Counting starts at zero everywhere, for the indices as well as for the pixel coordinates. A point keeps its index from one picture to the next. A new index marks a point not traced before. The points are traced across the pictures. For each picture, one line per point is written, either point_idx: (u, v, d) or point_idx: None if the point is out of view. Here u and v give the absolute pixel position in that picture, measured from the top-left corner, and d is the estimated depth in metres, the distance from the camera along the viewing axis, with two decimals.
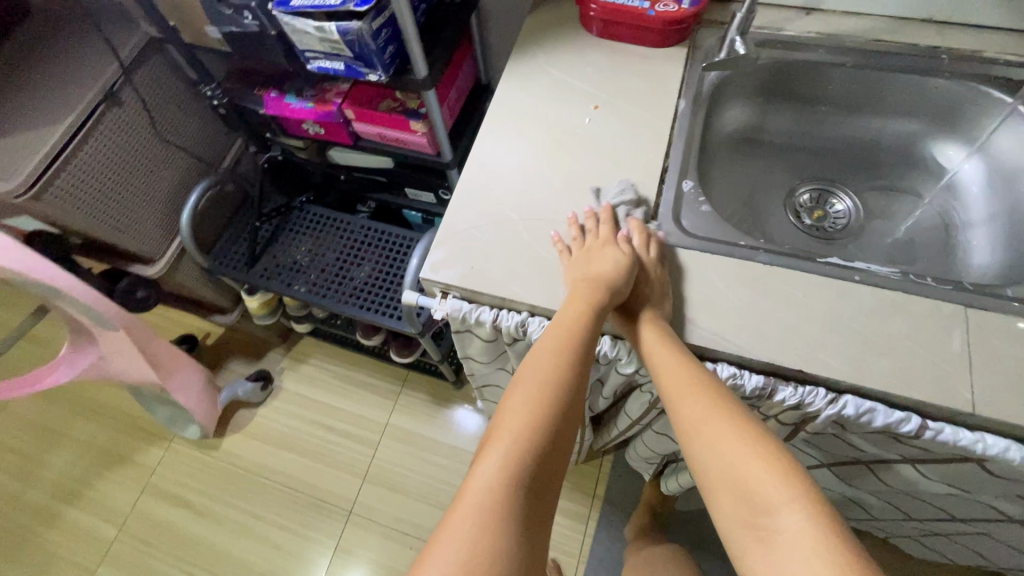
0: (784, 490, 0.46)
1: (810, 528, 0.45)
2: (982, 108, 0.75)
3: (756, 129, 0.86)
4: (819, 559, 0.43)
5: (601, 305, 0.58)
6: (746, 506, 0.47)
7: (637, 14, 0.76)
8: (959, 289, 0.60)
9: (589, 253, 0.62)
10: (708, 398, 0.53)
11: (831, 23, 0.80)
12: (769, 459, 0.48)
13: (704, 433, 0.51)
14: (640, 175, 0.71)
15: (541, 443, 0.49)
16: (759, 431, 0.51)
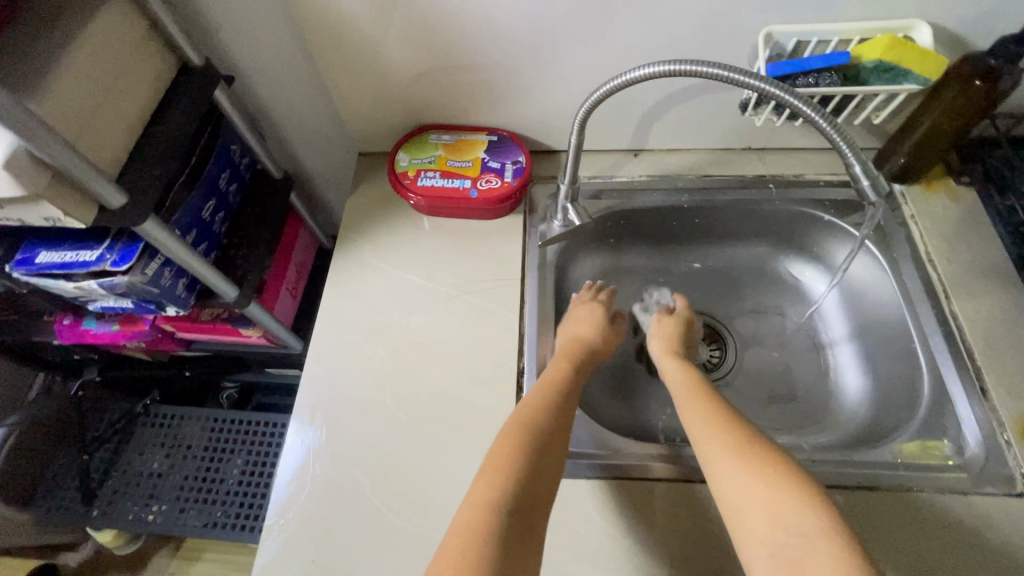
0: (785, 496, 0.43)
1: (833, 548, 0.39)
2: (815, 227, 0.75)
3: (615, 270, 0.82)
4: (827, 557, 0.39)
5: (586, 347, 0.63)
6: (774, 531, 0.42)
7: (459, 196, 0.70)
8: (839, 468, 0.56)
9: (573, 316, 0.69)
10: (723, 439, 0.49)
11: (661, 162, 0.78)
12: (757, 467, 0.46)
13: (717, 465, 0.47)
14: (494, 384, 0.63)
15: (514, 472, 0.48)
16: (776, 457, 0.46)
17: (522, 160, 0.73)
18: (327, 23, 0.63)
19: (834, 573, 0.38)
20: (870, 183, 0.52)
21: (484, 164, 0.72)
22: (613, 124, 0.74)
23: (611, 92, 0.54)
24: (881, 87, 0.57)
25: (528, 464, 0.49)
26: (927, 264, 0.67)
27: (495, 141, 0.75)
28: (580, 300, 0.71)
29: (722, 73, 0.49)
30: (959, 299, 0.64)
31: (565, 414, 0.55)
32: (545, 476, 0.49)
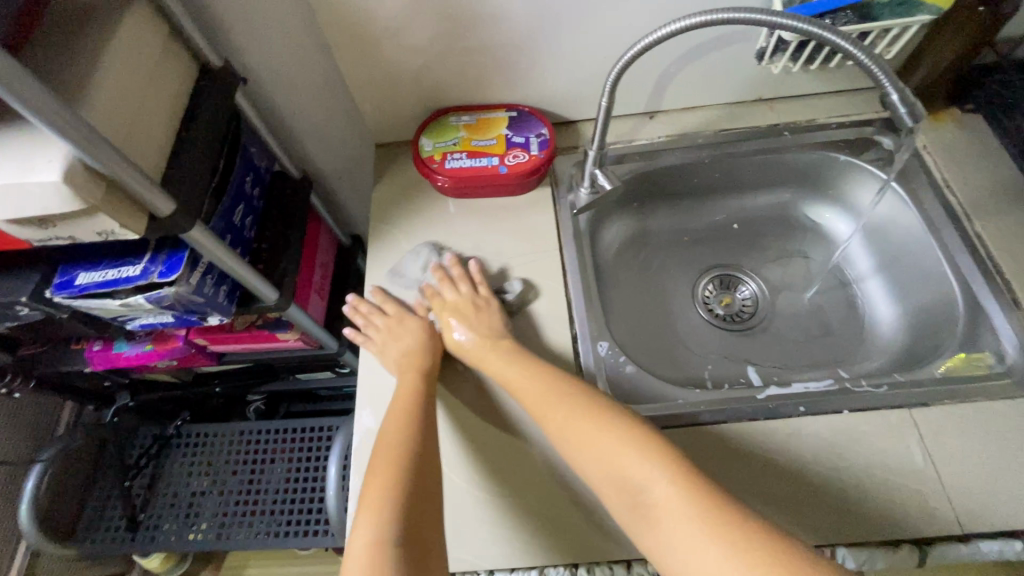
0: (633, 456, 0.48)
1: (677, 487, 0.45)
2: (831, 169, 0.77)
3: (641, 232, 0.83)
4: (672, 500, 0.45)
5: (422, 368, 0.61)
6: (623, 487, 0.47)
7: (490, 174, 0.71)
8: (894, 390, 0.59)
9: (386, 337, 0.65)
10: (571, 410, 0.53)
11: (676, 122, 0.79)
12: (605, 428, 0.51)
13: (567, 434, 0.52)
14: (552, 352, 0.64)
15: (395, 498, 0.50)
16: (614, 416, 0.51)
17: (545, 133, 0.73)
18: (344, 13, 0.63)
19: (681, 518, 0.44)
20: (906, 109, 0.55)
21: (508, 140, 0.73)
22: (629, 88, 0.76)
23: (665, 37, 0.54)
24: (895, 22, 0.59)
25: (400, 484, 0.50)
26: (945, 190, 0.70)
27: (515, 116, 0.75)
28: (455, 302, 0.65)
29: (756, 17, 0.51)
30: (980, 220, 0.67)
31: (415, 422, 0.56)
32: (419, 499, 0.50)
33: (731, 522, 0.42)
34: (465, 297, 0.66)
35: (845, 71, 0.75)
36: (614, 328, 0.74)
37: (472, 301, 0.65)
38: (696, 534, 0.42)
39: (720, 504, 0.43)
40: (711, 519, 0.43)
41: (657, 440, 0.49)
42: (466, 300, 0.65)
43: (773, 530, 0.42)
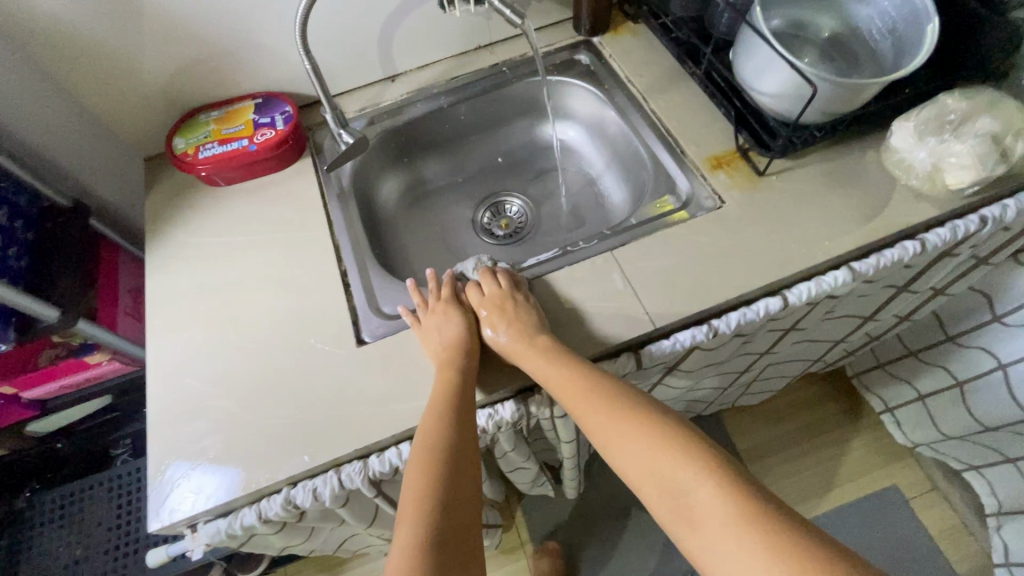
0: (669, 459, 0.49)
1: (716, 492, 0.46)
2: (551, 91, 0.92)
3: (416, 183, 0.94)
4: (713, 503, 0.45)
5: (462, 348, 0.62)
6: (663, 491, 0.48)
7: (242, 154, 0.77)
8: (599, 240, 0.72)
9: (428, 321, 0.65)
10: (607, 413, 0.54)
11: (416, 80, 0.90)
12: (644, 432, 0.51)
13: (605, 434, 0.53)
14: (323, 289, 0.71)
15: (437, 487, 0.52)
16: (653, 417, 0.52)
17: (289, 109, 0.81)
18: (44, 28, 0.67)
19: (719, 523, 0.44)
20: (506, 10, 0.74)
21: (255, 123, 0.80)
22: (359, 57, 0.85)
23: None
24: None
25: (439, 488, 0.52)
26: (627, 83, 0.85)
27: (260, 102, 0.82)
28: (493, 293, 0.66)
29: None
30: (653, 97, 0.82)
31: (457, 426, 0.56)
32: (456, 506, 0.51)
33: (771, 532, 0.42)
34: (503, 291, 0.65)
35: (538, 9, 0.89)
36: (396, 267, 0.83)
37: (511, 288, 0.66)
38: (732, 548, 0.43)
39: (758, 507, 0.44)
40: (749, 526, 0.43)
41: (700, 443, 0.49)
42: (506, 291, 0.66)
43: (812, 531, 0.42)
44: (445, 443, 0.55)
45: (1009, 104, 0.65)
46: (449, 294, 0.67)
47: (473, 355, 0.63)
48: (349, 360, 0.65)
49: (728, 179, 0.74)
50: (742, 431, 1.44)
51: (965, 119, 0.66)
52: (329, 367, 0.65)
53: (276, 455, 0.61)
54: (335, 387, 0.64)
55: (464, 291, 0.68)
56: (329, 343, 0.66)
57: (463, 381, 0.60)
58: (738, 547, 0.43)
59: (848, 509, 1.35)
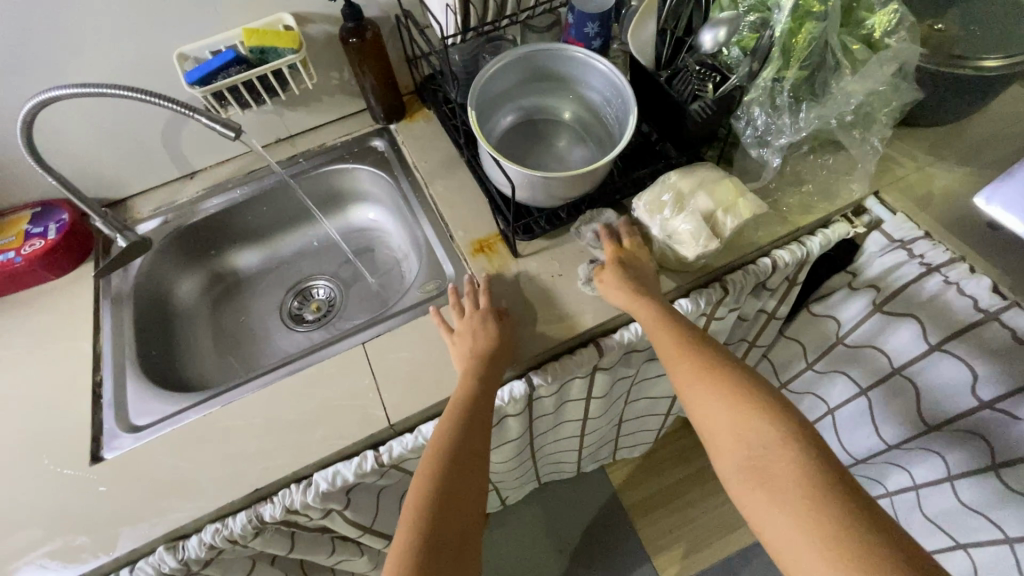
0: (758, 419, 0.53)
1: (791, 456, 0.50)
2: (308, 191, 0.94)
3: (222, 274, 0.95)
4: (787, 460, 0.50)
5: (490, 358, 0.64)
6: (739, 445, 0.53)
7: (5, 267, 0.76)
8: (357, 333, 0.72)
9: (461, 332, 0.66)
10: (700, 366, 0.59)
11: (212, 176, 0.91)
12: (728, 389, 0.56)
13: (697, 386, 0.58)
14: (69, 405, 0.69)
15: (449, 479, 0.54)
16: (743, 378, 0.57)
17: (66, 217, 0.81)
18: None
19: (787, 480, 0.49)
20: (224, 126, 0.65)
21: (27, 234, 0.80)
22: (144, 160, 0.87)
23: (35, 112, 0.63)
24: (273, 62, 0.76)
25: (457, 472, 0.55)
26: (413, 169, 0.88)
27: (39, 211, 0.82)
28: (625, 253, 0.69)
29: (76, 91, 0.62)
30: (432, 182, 0.85)
31: (473, 424, 0.58)
32: (460, 505, 0.54)
33: (828, 502, 0.47)
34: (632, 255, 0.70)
35: (331, 102, 0.92)
36: (182, 366, 0.82)
37: (631, 254, 0.69)
38: (791, 508, 0.48)
39: (828, 478, 0.48)
40: (813, 493, 0.48)
41: (779, 403, 0.54)
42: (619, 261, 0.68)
43: (862, 503, 0.47)
44: (462, 446, 0.57)
45: (719, 182, 0.70)
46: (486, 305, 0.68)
47: (494, 361, 0.64)
48: (78, 483, 0.63)
49: (487, 262, 0.76)
50: (627, 485, 1.42)
51: (684, 197, 0.70)
52: (55, 493, 0.63)
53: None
54: (56, 514, 0.61)
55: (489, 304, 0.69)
56: (62, 464, 0.65)
57: (488, 379, 0.62)
58: (792, 511, 0.48)
59: (736, 561, 1.30)
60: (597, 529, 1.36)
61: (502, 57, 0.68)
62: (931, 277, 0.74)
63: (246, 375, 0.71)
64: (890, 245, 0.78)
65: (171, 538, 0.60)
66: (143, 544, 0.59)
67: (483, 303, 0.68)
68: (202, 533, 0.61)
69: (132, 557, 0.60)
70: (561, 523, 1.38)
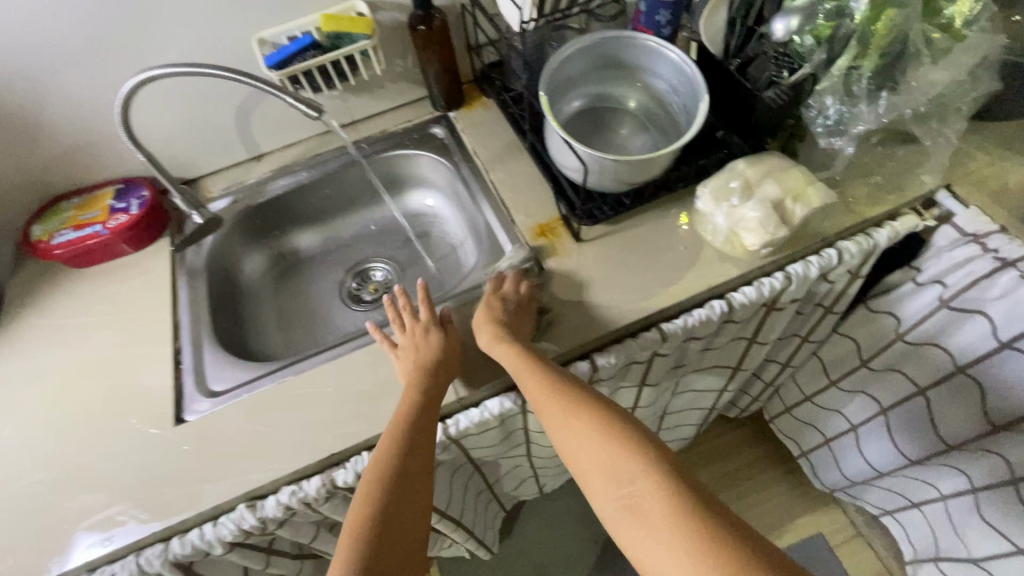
0: (620, 456, 0.51)
1: (655, 489, 0.48)
2: (378, 170, 0.96)
3: (285, 254, 0.98)
4: (651, 492, 0.48)
5: (433, 368, 0.64)
6: (611, 481, 0.50)
7: (92, 239, 0.81)
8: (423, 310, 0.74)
9: (409, 343, 0.67)
10: (563, 408, 0.56)
11: (278, 159, 0.95)
12: (597, 425, 0.54)
13: (561, 427, 0.56)
14: (152, 369, 0.73)
15: (370, 513, 0.53)
16: (605, 416, 0.55)
17: (146, 194, 0.86)
18: None
19: (652, 511, 0.47)
20: (304, 105, 0.69)
21: (111, 209, 0.84)
22: (218, 141, 0.90)
23: (134, 89, 0.67)
24: (347, 48, 0.78)
25: (380, 530, 0.53)
26: (473, 154, 0.90)
27: (121, 188, 0.87)
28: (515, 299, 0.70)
29: (174, 70, 0.66)
30: (493, 168, 0.87)
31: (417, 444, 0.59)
32: (390, 536, 0.53)
33: (693, 528, 0.45)
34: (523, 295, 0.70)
35: (394, 88, 0.95)
36: (250, 339, 0.85)
37: (520, 297, 0.70)
38: (666, 539, 0.45)
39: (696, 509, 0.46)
40: (683, 521, 0.45)
41: (644, 438, 0.52)
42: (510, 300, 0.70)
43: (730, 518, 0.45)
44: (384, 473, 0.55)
45: (788, 170, 0.70)
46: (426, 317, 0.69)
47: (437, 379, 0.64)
48: (164, 441, 0.67)
49: (549, 246, 0.77)
50: None
51: (752, 185, 0.70)
52: (143, 449, 0.67)
53: (75, 543, 0.61)
54: (145, 468, 0.65)
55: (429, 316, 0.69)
56: (148, 423, 0.69)
57: (428, 407, 0.61)
58: (665, 546, 0.45)
59: None
60: None
61: (577, 42, 0.69)
62: (1005, 272, 0.71)
63: (316, 348, 0.74)
64: (961, 239, 0.76)
65: (250, 498, 0.63)
66: (226, 501, 0.62)
67: (423, 313, 0.69)
68: (278, 493, 0.64)
69: (214, 513, 0.63)
70: (597, 514, 1.38)
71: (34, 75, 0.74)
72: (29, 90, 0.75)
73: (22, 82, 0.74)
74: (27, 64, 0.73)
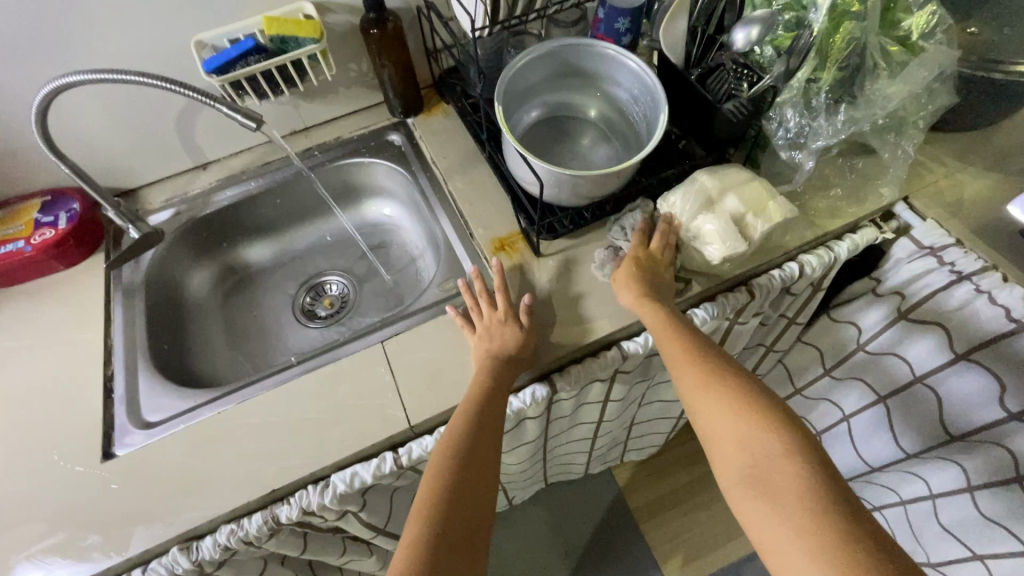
0: (766, 432, 0.53)
1: (796, 472, 0.50)
2: (338, 177, 0.92)
3: (234, 267, 0.93)
4: (793, 476, 0.50)
5: (506, 360, 0.62)
6: (746, 455, 0.53)
7: (15, 257, 0.75)
8: (375, 330, 0.70)
9: (484, 331, 0.65)
10: (707, 375, 0.59)
11: (225, 167, 0.90)
12: (739, 401, 0.56)
13: (700, 394, 0.58)
14: (79, 400, 0.67)
15: (459, 470, 0.54)
16: (755, 393, 0.57)
17: (77, 207, 0.80)
18: None
19: (787, 493, 0.49)
20: (245, 116, 0.64)
21: (36, 223, 0.78)
22: (157, 149, 0.85)
23: (51, 97, 0.61)
24: (293, 53, 0.74)
25: (456, 482, 0.53)
26: (431, 164, 0.87)
27: (49, 200, 0.80)
28: (643, 258, 0.68)
29: (92, 76, 0.60)
30: (452, 178, 0.83)
31: (488, 414, 0.59)
32: (479, 489, 0.54)
33: (829, 522, 0.47)
34: (657, 246, 0.68)
35: (348, 94, 0.91)
36: (193, 360, 0.80)
37: (655, 258, 0.68)
38: (794, 525, 0.48)
39: (834, 502, 0.48)
40: (819, 510, 0.48)
41: (787, 417, 0.54)
42: (650, 268, 0.67)
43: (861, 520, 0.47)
44: (476, 437, 0.57)
45: (749, 184, 0.68)
46: (504, 307, 0.66)
47: (512, 360, 0.63)
48: (90, 480, 0.62)
49: (509, 261, 0.74)
50: (635, 487, 1.40)
51: (713, 199, 0.68)
52: (66, 489, 0.61)
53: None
54: (68, 510, 0.60)
55: (503, 307, 0.66)
56: (73, 460, 0.63)
57: (502, 378, 0.62)
58: (790, 530, 0.48)
59: (744, 564, 1.29)
60: (604, 533, 1.35)
61: (534, 49, 0.66)
62: (960, 285, 0.72)
63: (262, 372, 0.70)
64: (918, 252, 0.77)
65: (184, 539, 0.59)
66: (157, 544, 0.58)
67: (501, 302, 0.66)
68: (216, 533, 0.59)
69: (144, 557, 0.58)
70: (569, 526, 1.37)
71: None
72: None
73: None
74: None
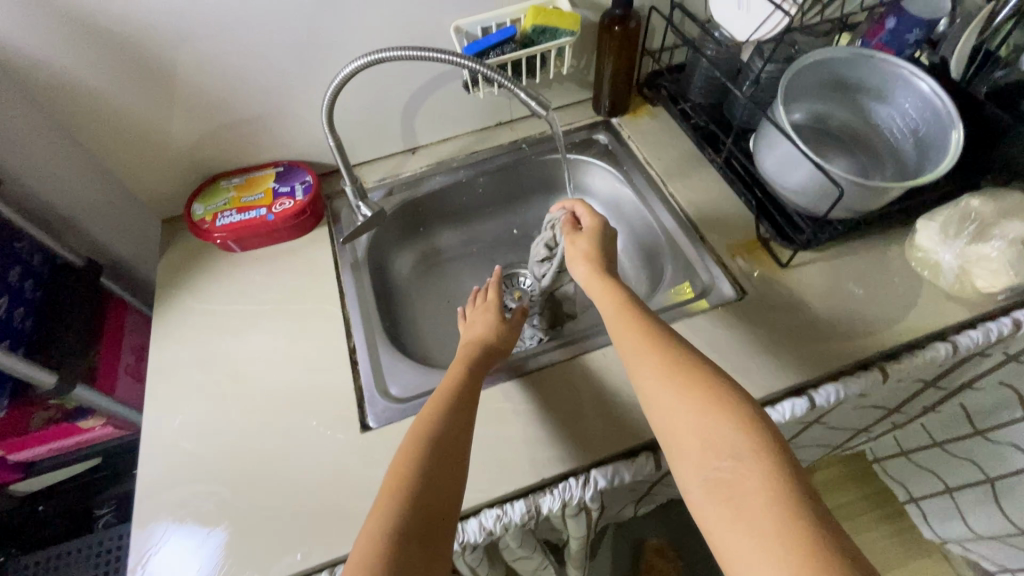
0: (728, 425, 0.46)
1: (762, 467, 0.43)
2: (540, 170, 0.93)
3: (429, 252, 0.94)
4: (756, 476, 0.43)
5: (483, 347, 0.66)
6: (706, 445, 0.46)
7: (259, 223, 0.77)
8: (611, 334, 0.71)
9: (468, 325, 0.72)
10: (666, 365, 0.52)
11: (436, 153, 0.91)
12: (703, 393, 0.49)
13: (657, 389, 0.52)
14: (329, 368, 0.69)
15: (419, 455, 0.51)
16: (724, 387, 0.49)
17: (309, 179, 0.82)
18: (86, 99, 0.70)
19: (741, 494, 0.43)
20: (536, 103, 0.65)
21: (275, 192, 0.80)
22: (379, 131, 0.86)
23: (360, 68, 0.63)
24: (547, 44, 0.74)
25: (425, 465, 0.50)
26: (646, 165, 0.86)
27: (282, 171, 0.83)
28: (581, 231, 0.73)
29: (404, 51, 0.62)
30: (673, 180, 0.82)
31: (464, 404, 0.57)
32: (437, 478, 0.50)
33: (795, 522, 0.40)
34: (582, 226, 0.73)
35: (562, 89, 0.91)
36: (407, 340, 0.81)
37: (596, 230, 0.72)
38: (765, 525, 0.40)
39: (802, 508, 0.41)
40: (794, 511, 0.40)
41: (758, 414, 0.47)
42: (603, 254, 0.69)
43: (831, 528, 0.40)
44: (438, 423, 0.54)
45: None
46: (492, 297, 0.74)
47: (485, 360, 0.65)
48: (352, 447, 0.62)
49: (750, 269, 0.73)
50: None
51: (993, 224, 0.65)
52: (330, 454, 0.62)
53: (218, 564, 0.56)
54: (335, 476, 0.61)
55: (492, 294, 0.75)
56: (331, 427, 0.64)
57: (472, 377, 0.61)
58: (753, 539, 0.40)
59: None
60: None
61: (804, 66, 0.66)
62: None
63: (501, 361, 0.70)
64: None
65: None
66: None
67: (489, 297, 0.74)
68: (481, 516, 0.59)
69: None
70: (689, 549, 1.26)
71: (226, 44, 0.71)
72: (220, 63, 0.72)
73: (217, 53, 0.71)
74: (223, 32, 0.69)
